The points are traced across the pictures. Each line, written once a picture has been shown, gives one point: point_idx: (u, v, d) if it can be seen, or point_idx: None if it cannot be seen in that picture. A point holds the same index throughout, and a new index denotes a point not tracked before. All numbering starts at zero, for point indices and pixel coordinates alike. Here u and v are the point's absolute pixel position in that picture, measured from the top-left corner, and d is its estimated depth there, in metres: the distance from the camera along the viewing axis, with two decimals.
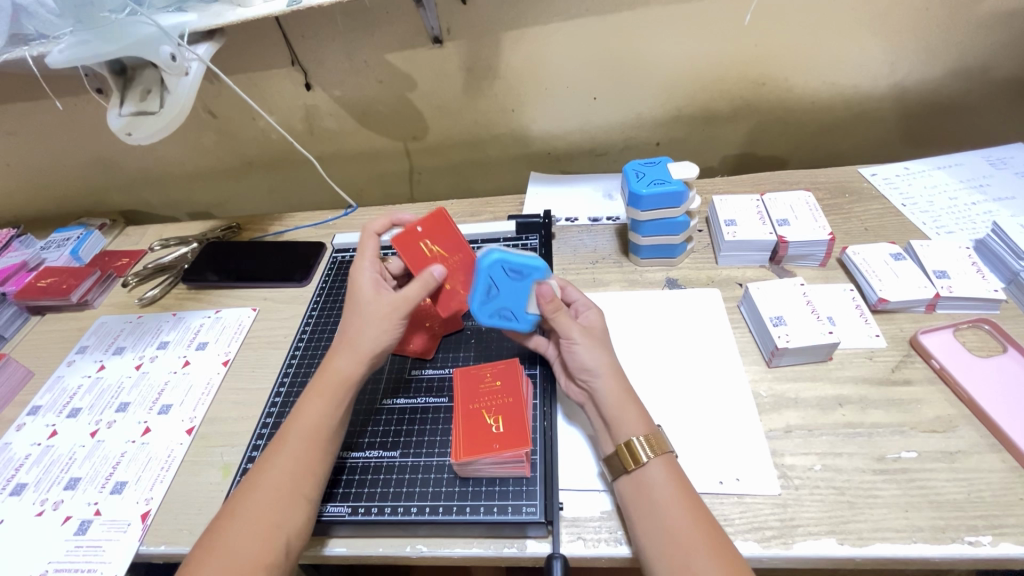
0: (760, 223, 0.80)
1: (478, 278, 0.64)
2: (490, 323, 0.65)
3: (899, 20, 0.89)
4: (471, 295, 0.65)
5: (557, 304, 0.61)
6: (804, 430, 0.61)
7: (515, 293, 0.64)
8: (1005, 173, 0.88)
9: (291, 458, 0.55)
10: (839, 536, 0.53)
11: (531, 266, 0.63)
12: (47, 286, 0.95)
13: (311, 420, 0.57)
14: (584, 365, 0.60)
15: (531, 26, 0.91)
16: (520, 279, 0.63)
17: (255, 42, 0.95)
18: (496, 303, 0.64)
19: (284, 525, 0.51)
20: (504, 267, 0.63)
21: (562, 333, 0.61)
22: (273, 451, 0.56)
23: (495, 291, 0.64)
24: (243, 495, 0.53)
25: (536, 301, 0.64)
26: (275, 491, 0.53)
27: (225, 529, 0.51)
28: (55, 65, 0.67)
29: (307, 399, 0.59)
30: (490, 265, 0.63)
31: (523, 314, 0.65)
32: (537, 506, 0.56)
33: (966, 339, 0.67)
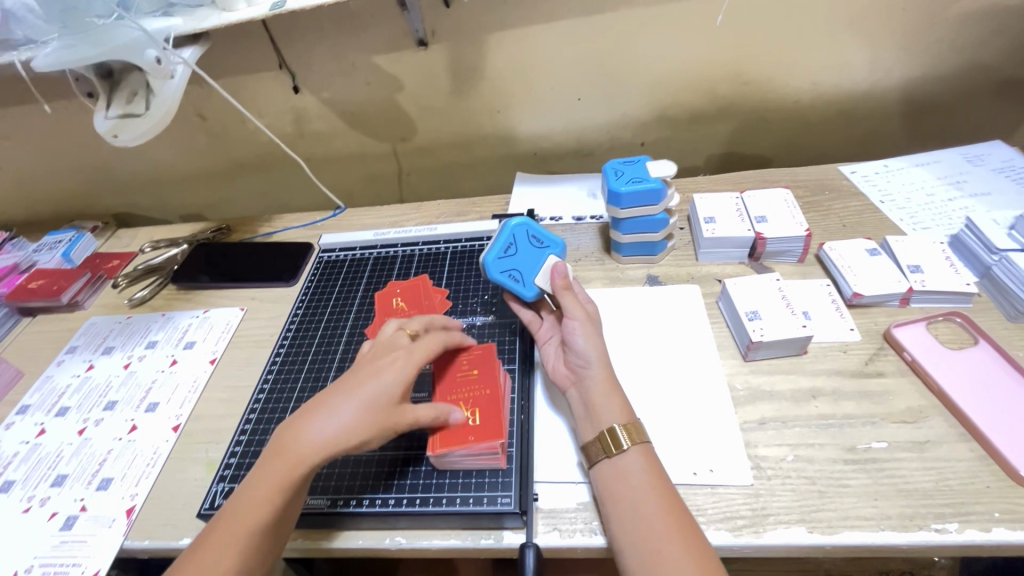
0: (738, 220, 0.81)
1: (502, 236, 0.69)
2: (496, 280, 0.67)
3: (875, 20, 0.91)
4: (489, 249, 0.68)
5: (567, 282, 0.67)
6: (778, 422, 0.62)
7: (531, 258, 0.70)
8: (982, 169, 0.90)
9: (275, 482, 0.53)
10: (809, 524, 0.54)
11: (550, 240, 0.72)
12: (38, 287, 0.96)
13: (303, 446, 0.54)
14: (580, 348, 0.62)
15: (514, 28, 0.93)
16: (538, 249, 0.70)
17: (243, 46, 0.96)
18: (510, 261, 0.68)
19: (256, 556, 0.51)
20: (528, 231, 0.71)
21: (565, 310, 0.64)
22: (260, 468, 0.54)
23: (515, 250, 0.69)
24: (228, 512, 0.53)
25: (548, 273, 0.69)
26: (250, 518, 0.51)
27: (204, 543, 0.51)
28: (42, 68, 0.69)
29: (302, 418, 0.56)
30: (516, 228, 0.70)
31: (531, 280, 0.68)
32: (512, 497, 0.56)
33: (939, 331, 0.68)
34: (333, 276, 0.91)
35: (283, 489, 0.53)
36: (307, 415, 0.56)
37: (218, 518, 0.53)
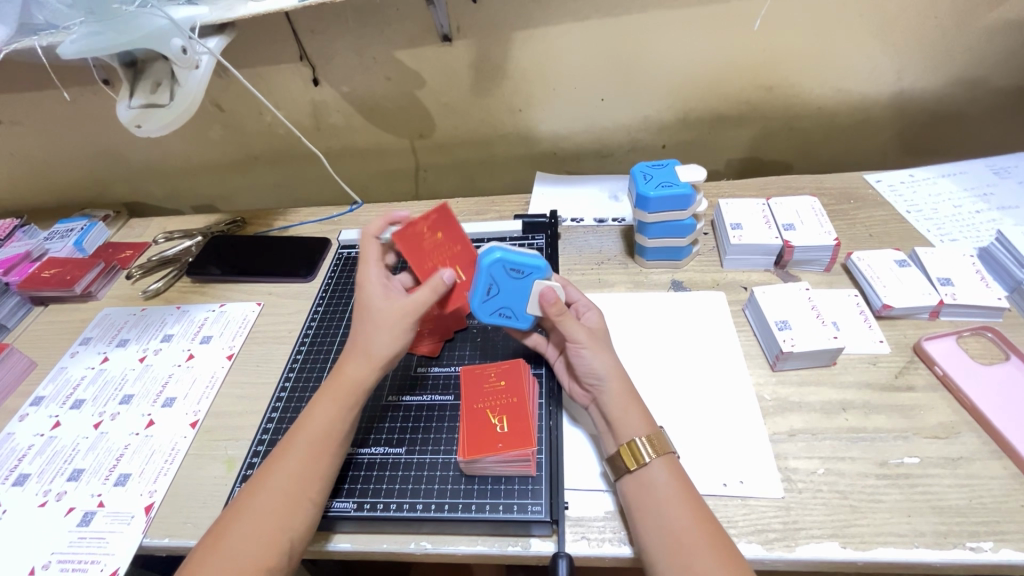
0: (766, 227, 0.81)
1: (479, 278, 0.63)
2: (488, 321, 0.66)
3: (907, 28, 0.90)
4: (471, 293, 0.64)
5: (561, 305, 0.61)
6: (808, 433, 0.62)
7: (516, 291, 0.64)
8: (1009, 182, 0.89)
9: (333, 407, 0.58)
10: (842, 539, 0.53)
11: (531, 266, 0.63)
12: (51, 276, 0.95)
13: (354, 373, 0.60)
14: (589, 367, 0.60)
15: (540, 25, 0.91)
16: (520, 279, 0.63)
17: (264, 36, 0.94)
18: (496, 302, 0.65)
19: (326, 467, 0.56)
20: (505, 267, 0.62)
21: (568, 336, 0.61)
22: (316, 401, 0.59)
23: (497, 289, 0.64)
24: (291, 437, 0.57)
25: (536, 300, 0.64)
26: (318, 437, 0.56)
27: (276, 460, 0.55)
28: (67, 56, 0.67)
29: (350, 353, 0.61)
30: (490, 265, 0.62)
31: (523, 313, 0.66)
32: (542, 505, 0.56)
33: (969, 346, 0.68)
34: (353, 273, 0.90)
35: (342, 409, 0.58)
36: (353, 352, 0.61)
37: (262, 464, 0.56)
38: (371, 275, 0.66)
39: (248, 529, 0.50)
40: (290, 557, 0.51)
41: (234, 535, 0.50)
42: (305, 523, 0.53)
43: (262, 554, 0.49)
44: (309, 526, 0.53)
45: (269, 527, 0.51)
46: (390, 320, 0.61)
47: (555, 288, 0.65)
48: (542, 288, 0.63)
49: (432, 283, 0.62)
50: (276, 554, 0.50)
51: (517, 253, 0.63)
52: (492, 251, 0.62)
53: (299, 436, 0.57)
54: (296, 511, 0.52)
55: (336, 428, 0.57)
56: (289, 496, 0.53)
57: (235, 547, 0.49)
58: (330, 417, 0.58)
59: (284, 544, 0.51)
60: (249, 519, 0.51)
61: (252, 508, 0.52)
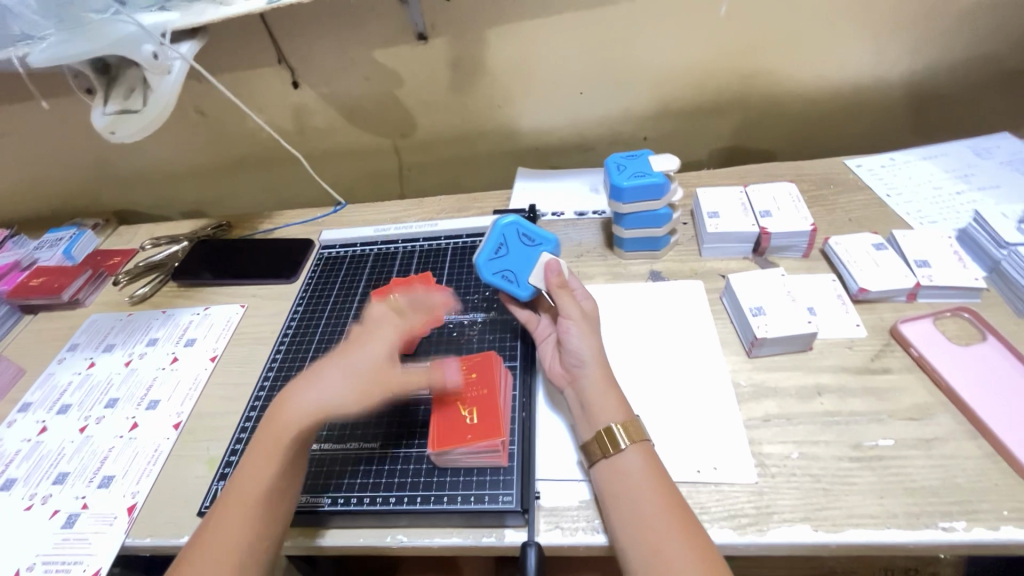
0: (742, 215, 0.81)
1: (491, 236, 0.67)
2: (490, 282, 0.67)
3: (882, 11, 0.90)
4: (480, 251, 0.67)
5: (561, 279, 0.65)
6: (783, 419, 0.62)
7: (523, 258, 0.67)
8: (990, 162, 0.88)
9: (297, 408, 0.55)
10: (814, 522, 0.53)
11: (542, 237, 0.68)
12: (39, 285, 0.96)
13: (324, 374, 0.57)
14: (575, 347, 0.61)
15: (514, 21, 0.91)
16: (530, 247, 0.68)
17: (242, 41, 0.95)
18: (501, 263, 0.67)
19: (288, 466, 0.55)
20: (518, 230, 0.67)
21: (562, 310, 0.63)
22: (282, 397, 0.57)
23: (505, 250, 0.67)
24: (259, 432, 0.56)
25: (541, 272, 0.67)
26: (279, 435, 0.55)
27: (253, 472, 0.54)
28: (38, 65, 0.69)
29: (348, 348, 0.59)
30: (505, 226, 0.67)
31: (525, 279, 0.67)
32: (513, 495, 0.56)
33: (947, 327, 0.67)
34: (334, 272, 0.90)
35: (305, 414, 0.55)
36: (335, 355, 0.59)
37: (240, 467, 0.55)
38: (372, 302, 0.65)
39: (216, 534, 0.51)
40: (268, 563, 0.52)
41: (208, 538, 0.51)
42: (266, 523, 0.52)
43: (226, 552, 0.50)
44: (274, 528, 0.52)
45: (229, 529, 0.51)
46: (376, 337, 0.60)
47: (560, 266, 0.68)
48: (548, 259, 0.67)
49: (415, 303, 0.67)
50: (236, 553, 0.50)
51: (532, 224, 0.69)
52: (509, 214, 0.68)
53: (263, 432, 0.55)
54: (255, 511, 0.52)
55: (298, 428, 0.55)
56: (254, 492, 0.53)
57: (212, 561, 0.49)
58: (294, 418, 0.55)
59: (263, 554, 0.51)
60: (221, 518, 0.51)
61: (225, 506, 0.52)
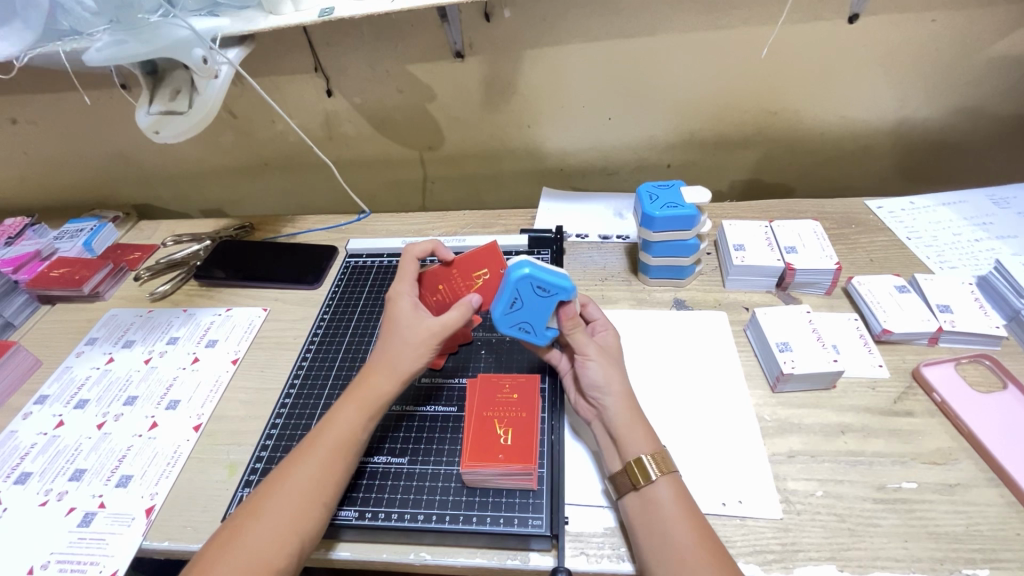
0: (768, 249, 0.82)
1: (504, 290, 0.62)
2: (507, 334, 0.65)
3: (909, 59, 0.92)
4: (496, 303, 0.64)
5: (575, 321, 0.63)
6: (807, 455, 0.62)
7: (539, 309, 0.63)
8: (1008, 212, 0.90)
9: (355, 415, 0.59)
10: (839, 563, 0.54)
11: (558, 285, 0.61)
12: (59, 276, 0.96)
13: (380, 383, 0.60)
14: (598, 383, 0.61)
15: (551, 46, 0.93)
16: (545, 297, 0.62)
17: (281, 47, 0.97)
18: (517, 316, 0.63)
19: (342, 474, 0.56)
20: (532, 283, 0.61)
21: (577, 349, 0.63)
22: (338, 407, 0.60)
23: (520, 304, 0.62)
24: (310, 442, 0.57)
25: (559, 318, 0.63)
26: (336, 443, 0.57)
27: (293, 462, 0.56)
28: (91, 64, 0.69)
29: (375, 364, 0.62)
30: (517, 280, 0.61)
31: (543, 328, 0.64)
32: (543, 519, 0.56)
33: (968, 373, 0.69)
34: (359, 281, 0.91)
35: (362, 419, 0.59)
36: (379, 362, 0.62)
37: (293, 451, 0.57)
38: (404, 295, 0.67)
39: (264, 526, 0.51)
40: (299, 557, 0.51)
41: (247, 538, 0.50)
42: (315, 526, 0.53)
43: (278, 551, 0.50)
44: (318, 531, 0.53)
45: (265, 500, 0.53)
46: (417, 337, 0.62)
47: (577, 307, 0.64)
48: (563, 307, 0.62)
49: (460, 304, 0.63)
50: (287, 553, 0.50)
51: (546, 270, 0.61)
52: (522, 264, 0.61)
53: (318, 441, 0.57)
54: (308, 514, 0.53)
55: (356, 435, 0.58)
56: (305, 493, 0.53)
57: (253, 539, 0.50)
58: (350, 425, 0.58)
59: (296, 544, 0.51)
60: (269, 513, 0.52)
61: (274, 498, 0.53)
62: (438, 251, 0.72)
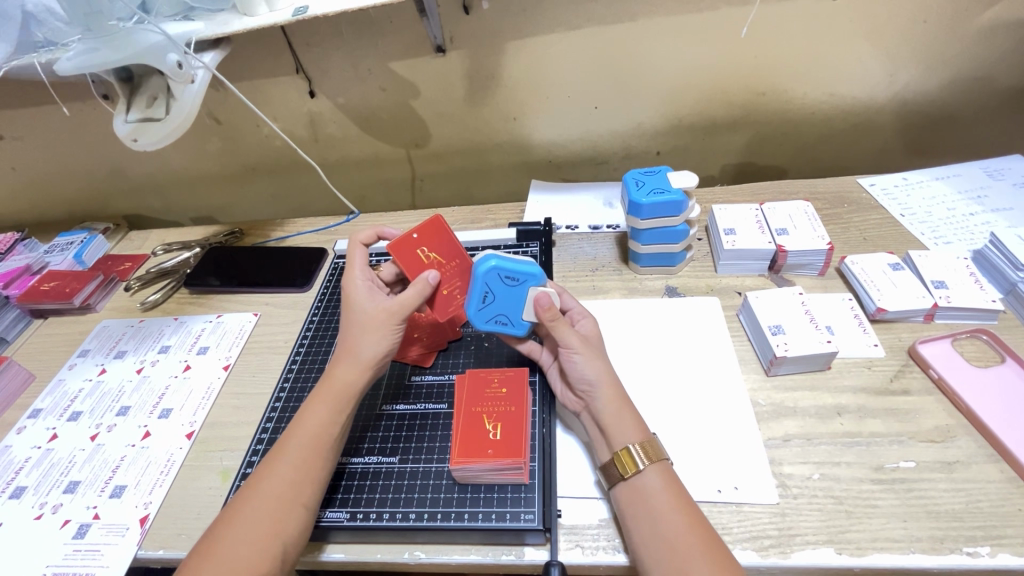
0: (759, 232, 0.81)
1: (474, 286, 0.62)
2: (485, 329, 0.65)
3: (898, 33, 0.91)
4: (468, 300, 0.64)
5: (555, 310, 0.61)
6: (803, 439, 0.62)
7: (511, 299, 0.64)
8: (1002, 183, 0.89)
9: (324, 411, 0.58)
10: (837, 545, 0.53)
11: (526, 273, 0.62)
12: (49, 289, 0.95)
13: (348, 376, 0.60)
14: (580, 374, 0.60)
15: (533, 35, 0.92)
16: (516, 287, 0.63)
17: (260, 50, 0.96)
18: (492, 309, 0.64)
19: (319, 470, 0.56)
20: (500, 274, 0.62)
21: (561, 342, 0.61)
22: (307, 405, 0.59)
23: (492, 297, 0.63)
24: (282, 443, 0.57)
25: (532, 307, 0.64)
26: (309, 441, 0.57)
27: (268, 464, 0.55)
28: (64, 73, 0.69)
29: (340, 356, 0.62)
30: (485, 273, 0.62)
31: (520, 319, 0.65)
32: (535, 513, 0.56)
33: (965, 349, 0.68)
34: None
35: (332, 414, 0.58)
36: (343, 355, 0.62)
37: (271, 452, 0.57)
38: (356, 278, 0.67)
39: (245, 529, 0.51)
40: (283, 562, 0.51)
41: (229, 543, 0.50)
42: (298, 527, 0.52)
43: (259, 554, 0.49)
44: (303, 530, 0.53)
45: (241, 506, 0.52)
46: (376, 321, 0.62)
47: (551, 295, 0.64)
48: (537, 294, 0.62)
49: (418, 283, 0.63)
50: (271, 554, 0.50)
51: (511, 260, 0.62)
52: (487, 258, 0.62)
53: (290, 440, 0.57)
54: (290, 515, 0.52)
55: (327, 430, 0.58)
56: (283, 494, 0.53)
57: (236, 547, 0.49)
58: (321, 421, 0.58)
59: (277, 548, 0.50)
60: (247, 519, 0.51)
61: (254, 500, 0.53)
62: (382, 234, 0.74)
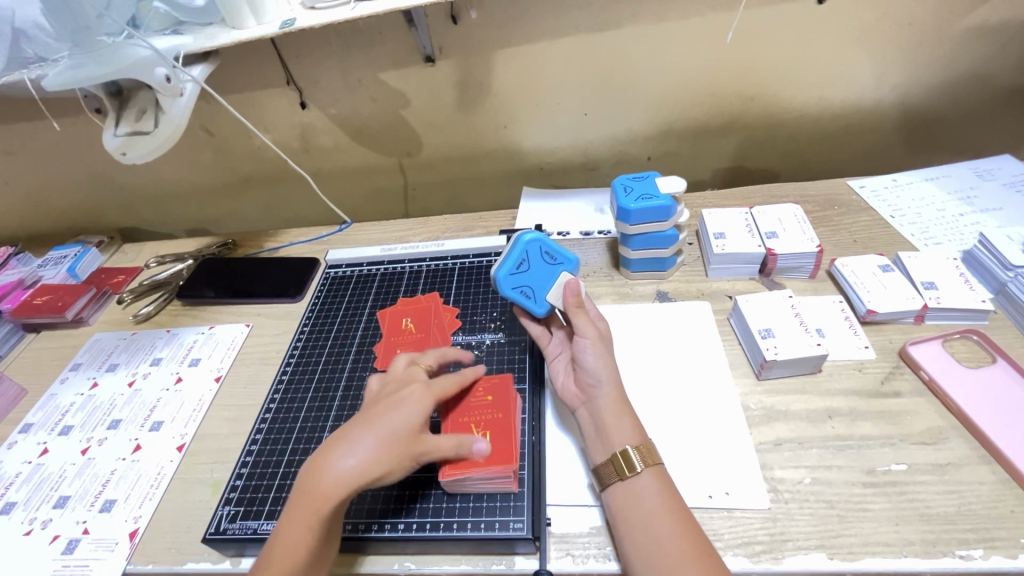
0: (748, 236, 0.81)
1: (515, 251, 0.66)
2: (508, 296, 0.64)
3: (883, 36, 0.91)
4: (501, 263, 0.65)
5: (579, 300, 0.63)
6: (794, 443, 0.61)
7: (543, 275, 0.66)
8: (992, 184, 0.89)
9: (302, 533, 0.49)
10: (829, 550, 0.52)
11: (564, 257, 0.67)
12: (42, 303, 0.96)
13: (331, 484, 0.50)
14: (592, 367, 0.60)
15: (520, 43, 0.93)
16: (552, 266, 0.66)
17: (251, 62, 0.96)
18: (523, 278, 0.65)
19: None
20: (542, 247, 0.66)
21: (577, 330, 0.62)
22: (284, 521, 0.50)
23: (528, 266, 0.65)
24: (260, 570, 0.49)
25: (560, 291, 0.65)
26: (291, 574, 0.48)
27: None
28: (51, 88, 0.70)
29: (319, 462, 0.52)
30: (529, 243, 0.66)
31: (542, 296, 0.65)
32: (524, 522, 0.55)
33: (955, 349, 0.67)
34: (340, 292, 0.90)
35: (310, 535, 0.49)
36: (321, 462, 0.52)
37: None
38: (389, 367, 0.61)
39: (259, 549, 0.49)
40: None
41: None
42: None
43: None
44: None
45: None
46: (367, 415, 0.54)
47: (579, 286, 0.66)
48: (568, 278, 0.65)
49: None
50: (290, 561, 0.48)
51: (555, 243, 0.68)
52: (534, 232, 0.67)
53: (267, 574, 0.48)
54: None
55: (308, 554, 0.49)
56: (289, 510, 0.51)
57: None
58: (300, 545, 0.49)
59: None
60: None
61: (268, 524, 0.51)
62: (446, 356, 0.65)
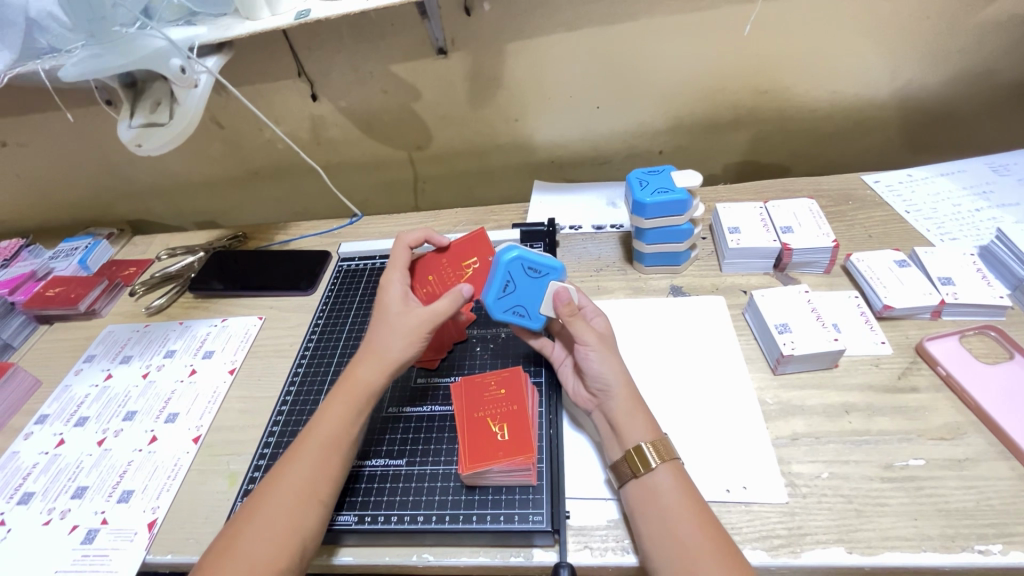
0: (763, 230, 0.81)
1: (495, 274, 0.64)
2: (502, 319, 0.66)
3: (900, 29, 0.90)
4: (487, 289, 0.65)
5: (572, 307, 0.62)
6: (811, 437, 0.61)
7: (530, 290, 0.65)
8: (1008, 179, 0.88)
9: (314, 457, 0.55)
10: (848, 544, 0.53)
11: (548, 266, 0.64)
12: (55, 295, 0.96)
13: (343, 410, 0.58)
14: (598, 372, 0.60)
15: (533, 36, 0.92)
16: (537, 279, 0.65)
17: (262, 53, 0.96)
18: (510, 300, 0.65)
19: (309, 517, 0.52)
20: (523, 264, 0.64)
21: (577, 338, 0.61)
22: (295, 451, 0.56)
23: (513, 286, 0.65)
24: (267, 491, 0.54)
25: (551, 301, 0.65)
26: (298, 489, 0.53)
27: (252, 519, 0.52)
28: (67, 78, 0.69)
29: (335, 398, 0.59)
30: (509, 262, 0.64)
31: (536, 311, 0.66)
32: (543, 514, 0.55)
33: (973, 345, 0.67)
34: (353, 285, 0.90)
35: (324, 456, 0.56)
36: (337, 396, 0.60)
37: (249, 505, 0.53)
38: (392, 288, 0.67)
39: (259, 533, 0.50)
40: None
41: None
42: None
43: None
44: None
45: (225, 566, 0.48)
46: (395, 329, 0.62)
47: (569, 292, 0.66)
48: (557, 289, 0.64)
49: (449, 293, 0.63)
50: (291, 553, 0.50)
51: (535, 253, 0.65)
52: (512, 249, 0.64)
53: (275, 493, 0.53)
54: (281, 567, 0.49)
55: (318, 474, 0.55)
56: (301, 494, 0.53)
57: None
58: (311, 469, 0.55)
59: None
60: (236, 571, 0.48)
61: (264, 506, 0.52)
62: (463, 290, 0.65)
